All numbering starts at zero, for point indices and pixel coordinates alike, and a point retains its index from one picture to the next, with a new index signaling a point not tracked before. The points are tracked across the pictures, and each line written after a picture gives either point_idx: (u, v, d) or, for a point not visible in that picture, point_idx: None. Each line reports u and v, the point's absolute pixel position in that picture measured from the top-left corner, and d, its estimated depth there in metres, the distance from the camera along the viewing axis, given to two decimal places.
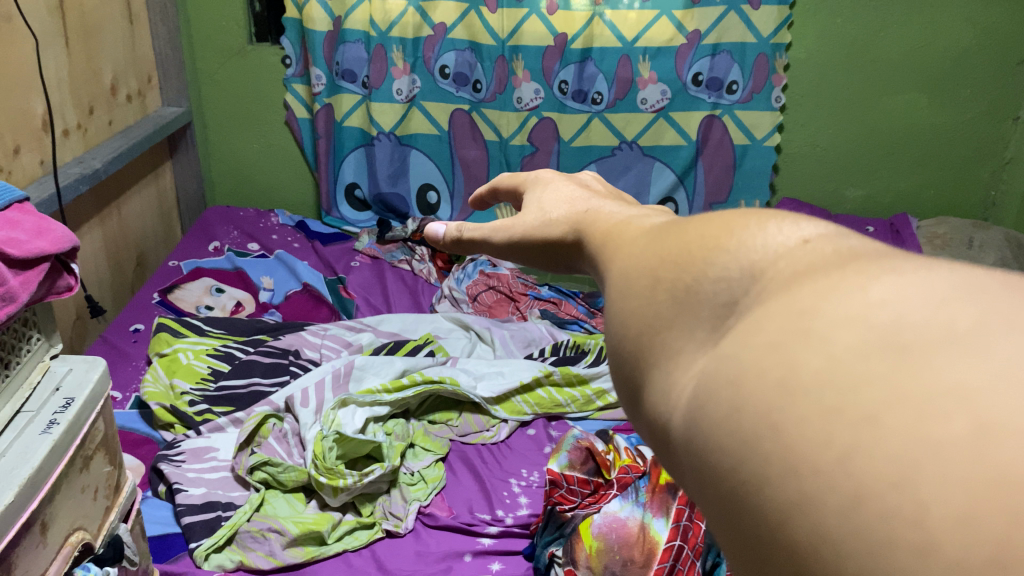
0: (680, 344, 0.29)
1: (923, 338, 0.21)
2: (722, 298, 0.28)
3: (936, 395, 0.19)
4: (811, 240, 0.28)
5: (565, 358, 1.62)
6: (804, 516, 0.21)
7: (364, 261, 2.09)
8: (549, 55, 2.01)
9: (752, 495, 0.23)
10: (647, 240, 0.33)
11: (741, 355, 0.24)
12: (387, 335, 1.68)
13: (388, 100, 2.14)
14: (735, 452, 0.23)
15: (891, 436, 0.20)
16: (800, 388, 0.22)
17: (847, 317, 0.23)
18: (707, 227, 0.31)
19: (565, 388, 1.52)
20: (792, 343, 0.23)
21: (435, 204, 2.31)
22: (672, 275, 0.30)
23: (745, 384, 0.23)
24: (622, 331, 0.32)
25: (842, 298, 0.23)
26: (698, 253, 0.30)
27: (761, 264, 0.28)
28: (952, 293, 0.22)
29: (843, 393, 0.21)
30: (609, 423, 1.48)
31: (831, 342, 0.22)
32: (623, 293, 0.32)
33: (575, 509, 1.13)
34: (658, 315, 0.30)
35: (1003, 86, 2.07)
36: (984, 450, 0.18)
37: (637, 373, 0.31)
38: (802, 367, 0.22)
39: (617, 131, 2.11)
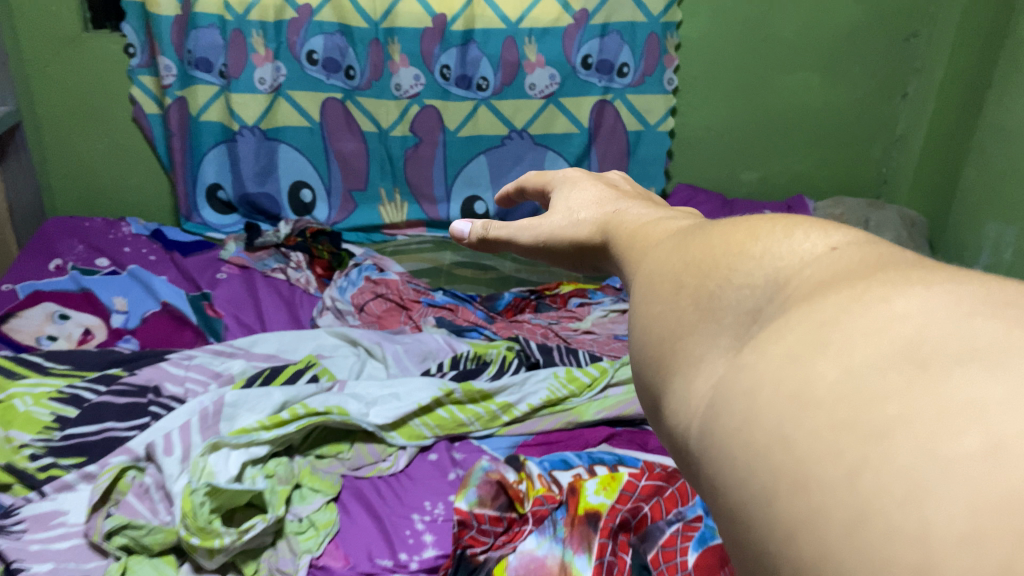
0: (700, 351, 0.30)
1: (943, 354, 0.24)
2: (745, 303, 0.29)
3: (951, 414, 0.22)
4: (840, 247, 0.30)
5: (466, 372, 1.53)
6: (811, 532, 0.23)
7: (232, 271, 1.93)
8: (427, 38, 2.00)
9: (759, 510, 0.25)
10: (673, 246, 0.35)
11: (758, 366, 0.26)
12: (263, 359, 1.53)
13: (250, 90, 2.00)
14: (743, 463, 0.26)
15: (901, 449, 0.22)
16: (816, 400, 0.25)
17: (867, 330, 0.25)
18: (731, 232, 0.33)
19: (467, 405, 1.44)
20: (810, 355, 0.26)
21: (309, 203, 2.22)
22: (694, 281, 0.32)
23: (758, 394, 0.26)
24: (643, 336, 0.33)
25: (864, 310, 0.26)
26: (721, 260, 0.32)
27: (785, 272, 0.29)
28: (974, 310, 0.25)
29: (854, 406, 0.24)
30: (515, 441, 1.41)
31: (849, 356, 0.25)
32: (647, 296, 0.34)
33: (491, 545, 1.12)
34: (679, 321, 0.31)
35: (893, 63, 2.17)
36: (996, 468, 0.21)
37: (655, 377, 0.32)
38: (816, 381, 0.25)
39: (505, 120, 2.14)
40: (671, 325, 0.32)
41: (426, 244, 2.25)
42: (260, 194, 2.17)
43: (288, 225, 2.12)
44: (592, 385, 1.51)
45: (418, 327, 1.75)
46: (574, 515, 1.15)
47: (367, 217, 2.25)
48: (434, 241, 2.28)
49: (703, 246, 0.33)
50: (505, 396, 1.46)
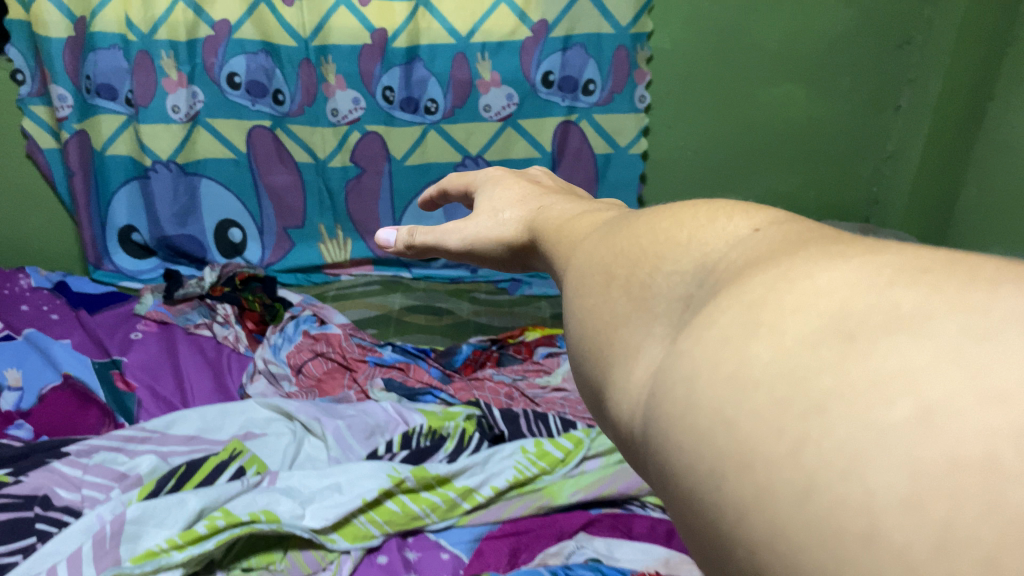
0: (638, 340, 0.30)
1: (871, 323, 0.24)
2: (679, 289, 0.30)
3: (880, 382, 0.23)
4: (762, 227, 0.31)
5: (420, 454, 1.21)
6: (760, 511, 0.24)
7: (148, 330, 1.70)
8: (366, 58, 1.84)
9: (710, 494, 0.25)
10: (600, 238, 0.36)
11: (695, 351, 0.27)
12: (180, 443, 1.20)
13: (161, 121, 1.88)
14: (692, 448, 0.26)
15: (839, 422, 0.23)
16: (753, 381, 0.25)
17: (796, 306, 0.26)
18: (657, 222, 0.35)
19: (421, 494, 1.11)
20: (744, 337, 0.26)
21: (239, 243, 2.12)
22: (626, 271, 0.33)
23: (698, 379, 0.27)
24: (580, 330, 0.34)
25: (790, 288, 0.26)
26: (649, 250, 0.33)
27: (714, 256, 0.31)
28: (893, 278, 0.25)
29: (790, 382, 0.24)
30: (480, 533, 1.09)
31: (782, 334, 0.26)
32: (578, 289, 0.35)
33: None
34: (614, 313, 0.32)
35: (884, 69, 1.98)
36: (929, 433, 0.21)
37: (595, 370, 0.32)
38: (753, 363, 0.26)
39: (456, 145, 2.01)
40: (607, 314, 0.32)
41: (374, 284, 2.12)
42: (181, 236, 2.06)
43: (214, 272, 1.93)
44: (568, 460, 1.20)
45: (363, 393, 1.46)
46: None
47: (304, 256, 2.15)
48: (383, 283, 2.12)
49: (630, 238, 0.34)
50: (466, 479, 1.14)
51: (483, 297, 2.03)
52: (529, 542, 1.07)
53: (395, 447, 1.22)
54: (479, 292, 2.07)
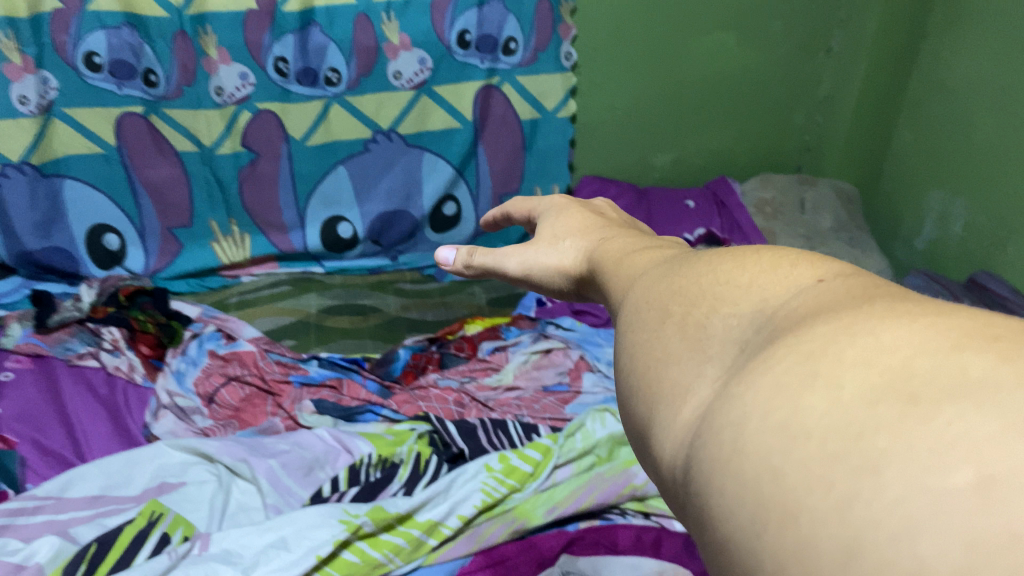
0: (687, 380, 0.29)
1: (935, 387, 0.23)
2: (734, 332, 0.29)
3: (943, 448, 0.22)
4: (828, 278, 0.30)
5: (372, 487, 1.17)
6: (800, 564, 0.22)
7: (22, 366, 1.45)
8: (254, 25, 1.72)
9: (747, 544, 0.24)
10: (659, 275, 0.36)
11: (747, 396, 0.26)
12: (85, 505, 1.09)
13: (16, 116, 1.67)
14: (732, 492, 0.25)
15: (892, 483, 0.22)
16: (805, 432, 0.24)
17: (856, 360, 0.25)
18: (717, 265, 0.34)
19: (380, 538, 1.04)
20: (798, 387, 0.25)
21: (118, 250, 1.93)
22: (681, 310, 0.32)
23: (746, 424, 0.26)
24: (628, 364, 0.33)
25: (851, 339, 0.25)
26: (707, 290, 0.32)
27: (771, 306, 0.29)
28: (964, 339, 0.24)
29: (846, 438, 0.23)
30: (451, 569, 1.04)
31: (839, 388, 0.25)
32: (631, 324, 0.34)
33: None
34: (664, 351, 0.31)
35: (815, 12, 2.04)
36: (988, 504, 0.20)
37: (637, 404, 0.31)
38: (805, 415, 0.24)
39: (367, 120, 1.92)
40: (657, 351, 0.31)
41: (283, 285, 2.01)
42: (46, 250, 1.83)
43: (93, 291, 1.73)
44: (538, 474, 1.18)
45: (291, 418, 1.40)
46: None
47: (198, 258, 2.01)
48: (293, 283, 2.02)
49: (689, 278, 0.33)
50: (428, 513, 1.09)
51: (409, 289, 2.00)
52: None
53: (342, 485, 1.18)
54: (401, 284, 2.04)
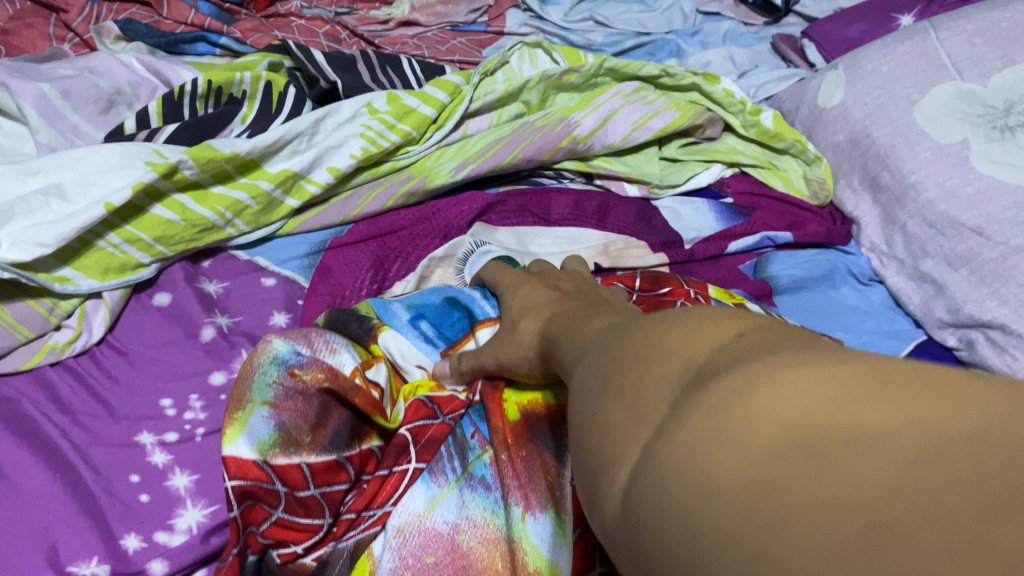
0: (626, 446, 0.25)
1: (836, 435, 0.19)
2: (669, 385, 0.25)
3: (839, 509, 0.18)
4: (749, 330, 0.25)
5: (202, 128, 0.61)
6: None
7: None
8: None
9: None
10: (605, 342, 0.31)
11: (667, 451, 0.23)
12: None
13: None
14: (676, 571, 0.21)
15: (797, 542, 0.18)
16: (717, 489, 0.21)
17: (764, 410, 0.21)
18: (647, 327, 0.29)
19: (212, 194, 0.56)
20: (708, 442, 0.21)
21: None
22: (615, 380, 0.27)
23: (669, 482, 0.22)
24: (580, 442, 0.28)
25: (759, 390, 0.22)
26: (638, 352, 0.28)
27: (699, 356, 0.25)
28: (879, 382, 0.20)
29: (755, 491, 0.20)
30: (322, 244, 0.61)
31: (746, 443, 0.21)
32: (578, 397, 0.29)
33: (331, 533, 0.41)
34: (605, 419, 0.27)
35: None
36: (882, 559, 0.17)
37: (589, 476, 0.27)
38: (715, 473, 0.21)
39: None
40: (596, 426, 0.27)
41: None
42: None
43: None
44: (442, 121, 0.65)
45: (89, 46, 0.72)
46: (503, 419, 0.45)
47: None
48: None
49: (628, 343, 0.29)
50: (285, 158, 0.59)
51: None
52: (399, 248, 0.60)
53: (155, 125, 0.61)
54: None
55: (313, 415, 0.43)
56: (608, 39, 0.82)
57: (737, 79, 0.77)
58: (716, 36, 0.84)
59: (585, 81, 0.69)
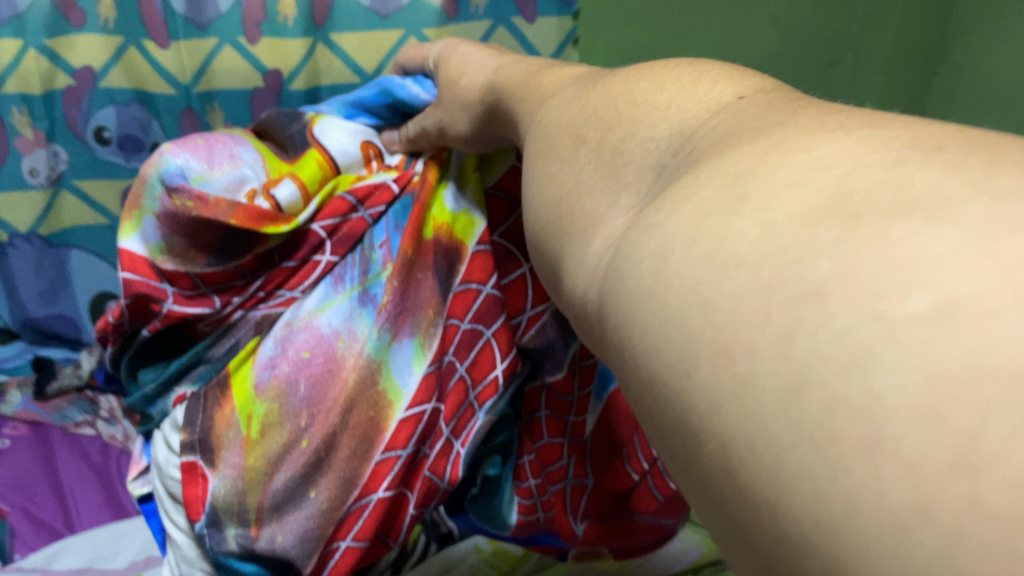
0: (601, 210, 0.27)
1: (880, 202, 0.18)
2: (653, 158, 0.26)
3: (900, 271, 0.17)
4: (747, 94, 0.25)
5: None
6: (736, 401, 0.19)
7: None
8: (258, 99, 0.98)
9: (681, 384, 0.20)
10: (574, 100, 0.33)
11: (668, 228, 0.22)
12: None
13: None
14: (659, 331, 0.21)
15: (837, 315, 0.17)
16: (737, 259, 0.20)
17: (791, 182, 0.20)
18: (635, 85, 0.30)
19: None
20: (726, 213, 0.21)
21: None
22: (596, 138, 0.29)
23: (673, 254, 0.22)
24: (541, 196, 0.31)
25: (784, 164, 0.21)
26: (625, 113, 0.29)
27: (692, 124, 0.25)
28: (900, 158, 0.20)
29: (784, 262, 0.19)
30: None
31: (770, 211, 0.20)
32: (545, 157, 0.32)
33: (242, 304, 0.67)
34: (582, 179, 0.29)
35: None
36: (947, 332, 0.16)
37: (554, 238, 0.29)
38: (736, 242, 0.20)
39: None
40: (572, 182, 0.29)
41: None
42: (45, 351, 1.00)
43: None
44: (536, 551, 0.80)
45: None
46: (410, 240, 0.63)
47: None
48: None
49: (606, 101, 0.30)
50: None
51: None
52: None
53: None
54: None
55: (194, 230, 0.62)
56: None
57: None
58: None
59: None
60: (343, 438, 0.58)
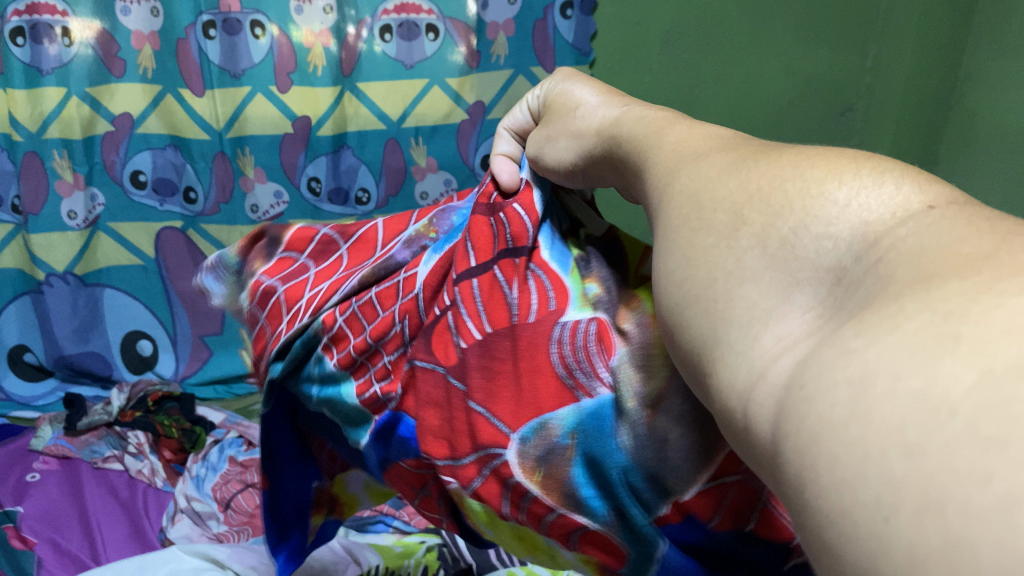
0: (772, 307, 0.21)
1: None
2: (830, 262, 0.21)
3: None
4: (940, 205, 0.20)
5: None
6: (949, 563, 0.14)
7: (48, 468, 1.11)
8: (287, 146, 1.23)
9: (872, 533, 0.16)
10: (721, 165, 0.27)
11: (859, 357, 0.18)
12: None
13: (54, 228, 1.21)
14: (849, 468, 0.16)
15: None
16: (948, 407, 0.15)
17: (1014, 325, 0.16)
18: (806, 167, 0.24)
19: None
20: (934, 352, 0.16)
21: (151, 356, 1.34)
22: (761, 217, 0.23)
23: (869, 389, 0.17)
24: (682, 276, 0.25)
25: (1000, 298, 0.16)
26: (796, 198, 0.23)
27: (878, 229, 0.21)
28: None
29: (1015, 415, 0.14)
30: None
31: (987, 355, 0.16)
32: (692, 225, 0.26)
33: None
34: (742, 264, 0.23)
35: None
36: None
37: (696, 325, 0.23)
38: (947, 385, 0.16)
39: (283, 107, 1.19)
40: (728, 261, 0.23)
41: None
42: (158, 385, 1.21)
43: (122, 393, 1.24)
44: None
45: None
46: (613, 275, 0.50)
47: (224, 366, 1.36)
48: None
49: (772, 177, 0.25)
50: None
51: None
52: None
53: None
54: None
55: None
56: None
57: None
58: None
59: None
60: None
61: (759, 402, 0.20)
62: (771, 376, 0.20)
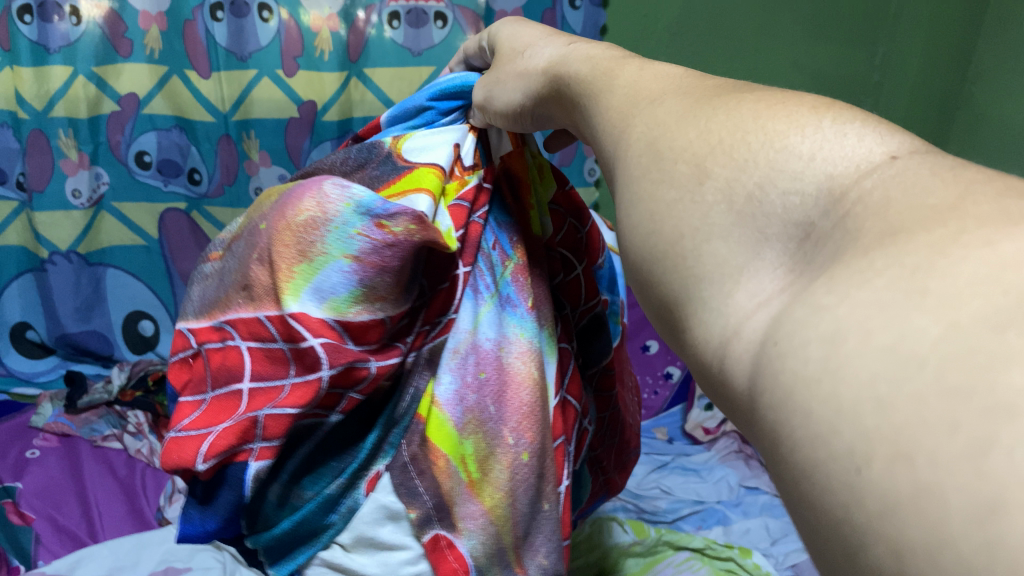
0: (740, 263, 0.22)
1: None
2: (797, 218, 0.21)
3: None
4: (902, 156, 0.21)
5: None
6: (919, 512, 0.15)
7: (48, 445, 1.11)
8: (293, 132, 1.23)
9: (846, 484, 0.16)
10: (677, 109, 0.28)
11: (829, 312, 0.18)
12: None
13: (58, 207, 1.22)
14: (824, 420, 0.17)
15: None
16: (916, 360, 0.16)
17: (976, 277, 0.16)
18: (767, 113, 0.24)
19: None
20: (901, 307, 0.17)
21: (153, 336, 1.35)
22: (725, 170, 0.23)
23: (842, 343, 0.17)
24: (651, 232, 0.25)
25: (961, 252, 0.17)
26: (759, 152, 0.23)
27: (843, 182, 0.21)
28: None
29: (980, 367, 0.15)
30: None
31: (952, 307, 0.16)
32: (653, 176, 0.26)
33: (412, 346, 0.46)
34: (708, 219, 0.23)
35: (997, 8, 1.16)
36: None
37: (670, 285, 0.24)
38: (914, 339, 0.16)
39: (289, 91, 1.19)
40: (694, 217, 0.23)
41: None
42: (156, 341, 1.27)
43: (124, 372, 1.26)
44: None
45: None
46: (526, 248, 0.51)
47: None
48: None
49: (729, 125, 0.25)
50: None
51: None
52: None
53: None
54: None
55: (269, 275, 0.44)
56: (671, 505, 1.06)
57: (769, 545, 0.98)
58: (755, 507, 1.06)
59: (648, 549, 0.91)
60: (550, 452, 0.47)
61: (734, 356, 0.20)
62: (743, 332, 0.20)
